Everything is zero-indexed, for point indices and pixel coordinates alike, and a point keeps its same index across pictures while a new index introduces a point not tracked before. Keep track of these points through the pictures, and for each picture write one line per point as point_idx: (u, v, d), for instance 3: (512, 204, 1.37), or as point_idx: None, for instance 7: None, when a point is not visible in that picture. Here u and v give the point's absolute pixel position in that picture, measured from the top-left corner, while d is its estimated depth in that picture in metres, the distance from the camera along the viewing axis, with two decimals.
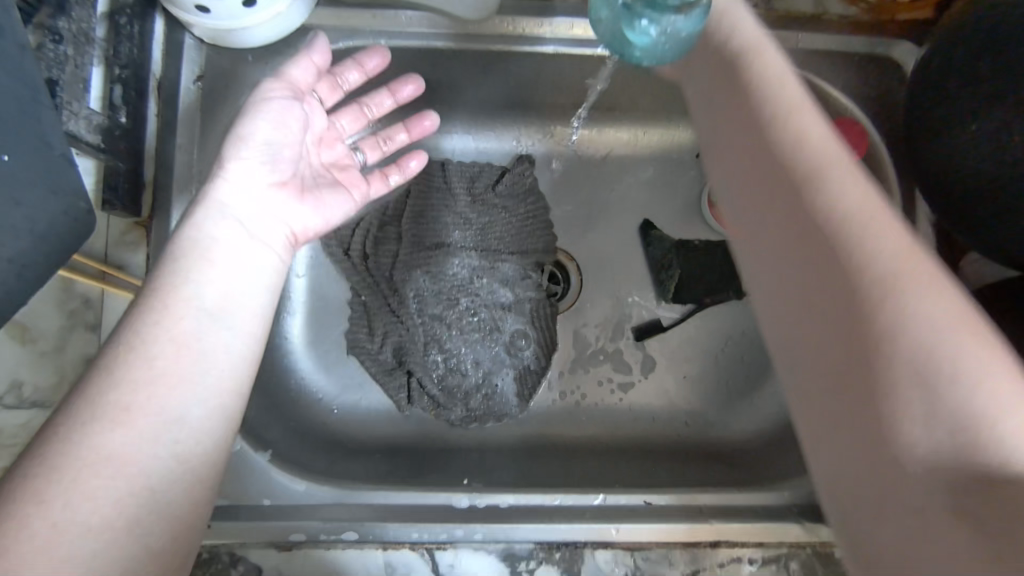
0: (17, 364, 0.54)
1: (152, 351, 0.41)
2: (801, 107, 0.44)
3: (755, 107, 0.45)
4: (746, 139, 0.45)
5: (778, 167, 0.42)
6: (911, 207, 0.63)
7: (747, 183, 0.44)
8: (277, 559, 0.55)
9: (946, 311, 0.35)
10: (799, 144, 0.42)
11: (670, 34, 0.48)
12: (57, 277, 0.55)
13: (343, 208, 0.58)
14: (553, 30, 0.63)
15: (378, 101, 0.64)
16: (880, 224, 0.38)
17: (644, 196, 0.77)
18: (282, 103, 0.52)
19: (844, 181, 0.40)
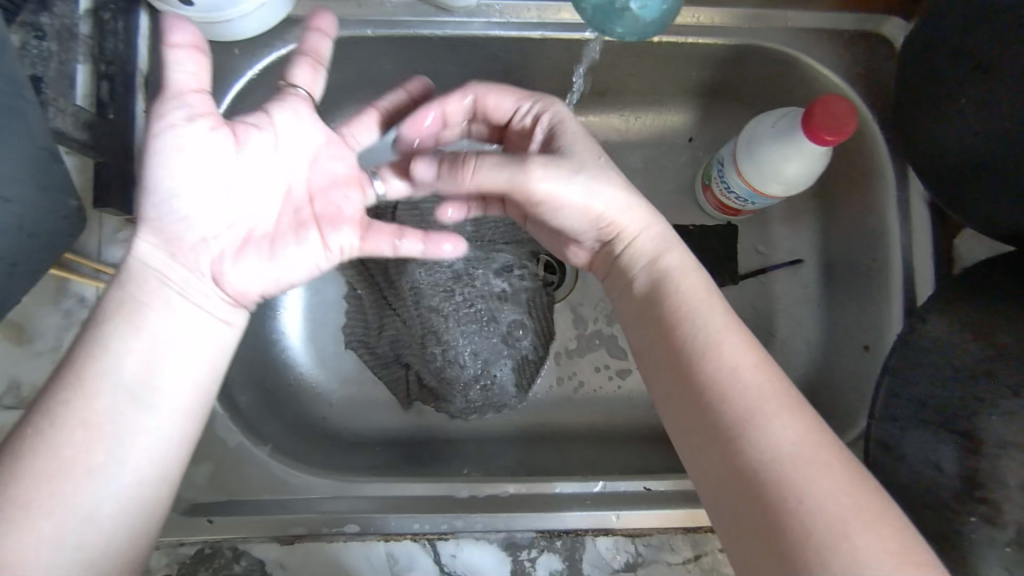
0: (12, 365, 0.54)
1: (58, 439, 0.39)
2: (727, 323, 0.45)
3: (676, 325, 0.46)
4: (670, 356, 0.45)
5: (671, 326, 0.46)
6: (906, 182, 0.63)
7: (649, 340, 0.48)
8: (278, 552, 0.55)
9: (828, 475, 0.38)
10: (730, 371, 0.42)
11: (652, 7, 0.50)
12: (51, 277, 0.56)
13: (308, 262, 0.50)
14: (541, 16, 0.63)
15: (423, 114, 0.59)
16: (771, 388, 0.42)
17: (638, 182, 0.76)
18: (185, 132, 0.42)
19: (781, 412, 0.41)
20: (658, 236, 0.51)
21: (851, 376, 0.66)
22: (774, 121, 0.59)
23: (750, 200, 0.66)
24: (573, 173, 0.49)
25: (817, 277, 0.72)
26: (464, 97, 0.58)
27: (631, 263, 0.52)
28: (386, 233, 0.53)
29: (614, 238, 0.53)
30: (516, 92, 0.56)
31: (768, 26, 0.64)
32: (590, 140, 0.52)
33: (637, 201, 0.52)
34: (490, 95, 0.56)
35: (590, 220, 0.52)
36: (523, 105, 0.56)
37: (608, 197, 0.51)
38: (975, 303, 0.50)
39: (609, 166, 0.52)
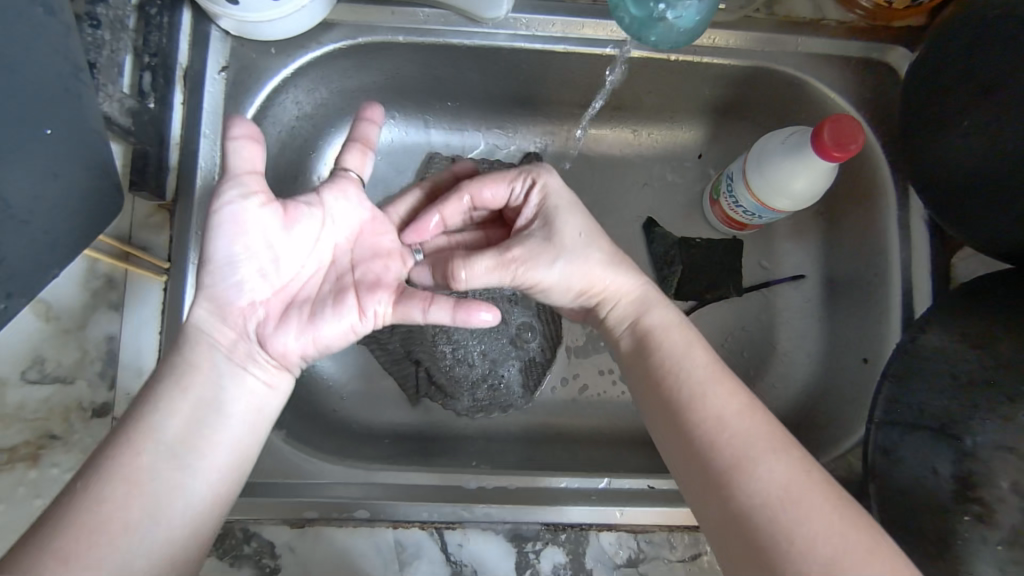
0: (40, 341, 0.55)
1: (101, 494, 0.41)
2: (711, 371, 0.48)
3: (663, 378, 0.49)
4: (663, 406, 0.48)
5: (664, 376, 0.49)
6: (906, 200, 0.66)
7: (648, 389, 0.50)
8: (289, 535, 0.56)
9: (822, 519, 0.40)
10: (716, 420, 0.45)
11: (686, 19, 0.56)
12: (80, 258, 0.57)
13: (347, 325, 0.52)
14: (564, 30, 0.66)
15: (453, 202, 0.60)
16: (761, 432, 0.45)
17: (647, 195, 0.79)
18: (238, 209, 0.46)
19: (768, 455, 0.43)
20: (638, 296, 0.55)
21: (849, 387, 0.68)
22: (783, 138, 0.62)
23: (757, 214, 0.69)
24: (554, 259, 0.55)
25: (819, 291, 0.75)
26: (460, 196, 0.60)
27: (619, 323, 0.56)
28: (416, 300, 0.53)
29: (596, 304, 0.57)
30: (505, 178, 0.59)
31: (781, 49, 0.67)
32: (577, 217, 0.56)
33: (619, 272, 0.56)
34: (484, 188, 0.59)
35: (576, 296, 0.57)
36: (515, 187, 0.59)
37: (593, 269, 0.55)
38: (974, 313, 0.52)
39: (591, 242, 0.56)
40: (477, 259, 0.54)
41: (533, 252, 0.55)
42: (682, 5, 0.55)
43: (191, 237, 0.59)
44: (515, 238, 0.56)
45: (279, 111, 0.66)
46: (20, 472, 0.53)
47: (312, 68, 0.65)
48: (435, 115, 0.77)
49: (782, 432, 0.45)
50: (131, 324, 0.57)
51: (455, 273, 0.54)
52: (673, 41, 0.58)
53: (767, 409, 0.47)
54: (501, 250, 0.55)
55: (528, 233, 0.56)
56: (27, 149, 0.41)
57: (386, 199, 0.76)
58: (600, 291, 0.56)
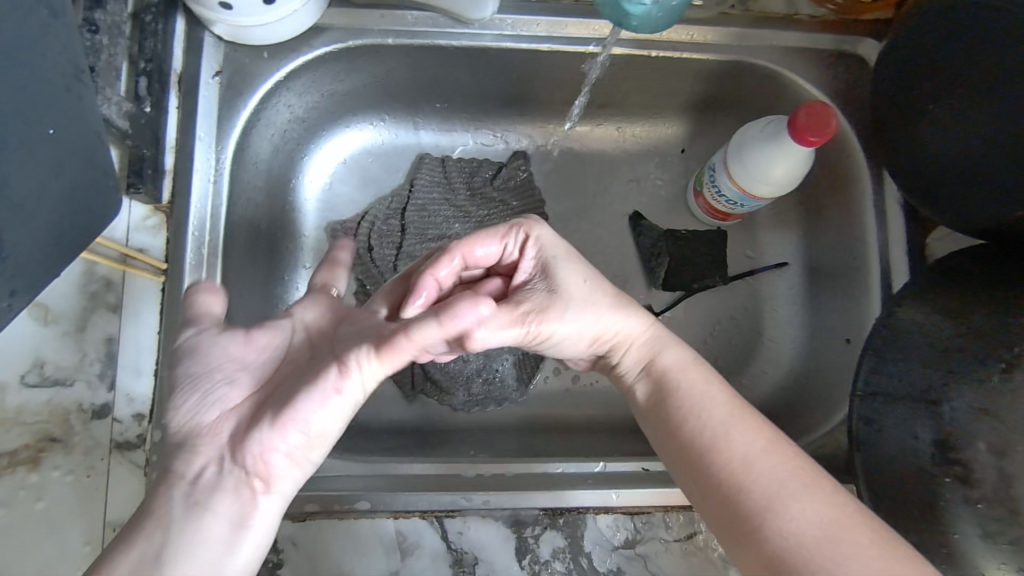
0: (39, 343, 0.56)
1: None
2: (734, 409, 0.49)
3: (682, 425, 0.50)
4: (688, 460, 0.49)
5: (684, 425, 0.50)
6: (880, 182, 0.68)
7: (671, 445, 0.51)
8: (291, 528, 0.56)
9: (863, 565, 0.41)
10: (743, 461, 0.46)
11: (662, 5, 0.58)
12: (78, 261, 0.57)
13: (329, 400, 0.43)
14: (548, 30, 0.68)
15: (446, 266, 0.53)
16: (784, 475, 0.45)
17: (633, 190, 0.81)
18: (196, 344, 0.48)
19: (799, 495, 0.44)
20: (648, 338, 0.55)
21: (835, 368, 0.70)
22: (761, 127, 0.64)
23: (739, 202, 0.71)
24: (563, 313, 0.52)
25: (802, 278, 0.77)
26: (451, 260, 0.53)
27: (634, 369, 0.55)
28: (399, 332, 0.43)
29: (608, 351, 0.56)
30: (497, 234, 0.54)
31: (758, 44, 0.70)
32: (576, 266, 0.55)
33: (629, 316, 0.55)
34: (476, 245, 0.54)
35: (587, 346, 0.56)
36: (508, 243, 0.55)
37: (600, 321, 0.54)
38: (950, 291, 0.54)
39: (594, 289, 0.54)
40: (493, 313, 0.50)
41: (542, 306, 0.52)
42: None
43: (187, 239, 0.61)
44: (518, 294, 0.53)
45: (272, 116, 0.68)
46: (21, 475, 0.53)
47: (304, 72, 0.67)
48: (424, 117, 0.79)
49: (811, 467, 0.46)
50: (130, 325, 0.58)
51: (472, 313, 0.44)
52: (650, 25, 0.60)
53: (790, 443, 0.48)
54: (512, 306, 0.52)
55: (530, 288, 0.54)
56: (33, 148, 0.42)
57: (379, 199, 0.78)
58: (612, 337, 0.55)
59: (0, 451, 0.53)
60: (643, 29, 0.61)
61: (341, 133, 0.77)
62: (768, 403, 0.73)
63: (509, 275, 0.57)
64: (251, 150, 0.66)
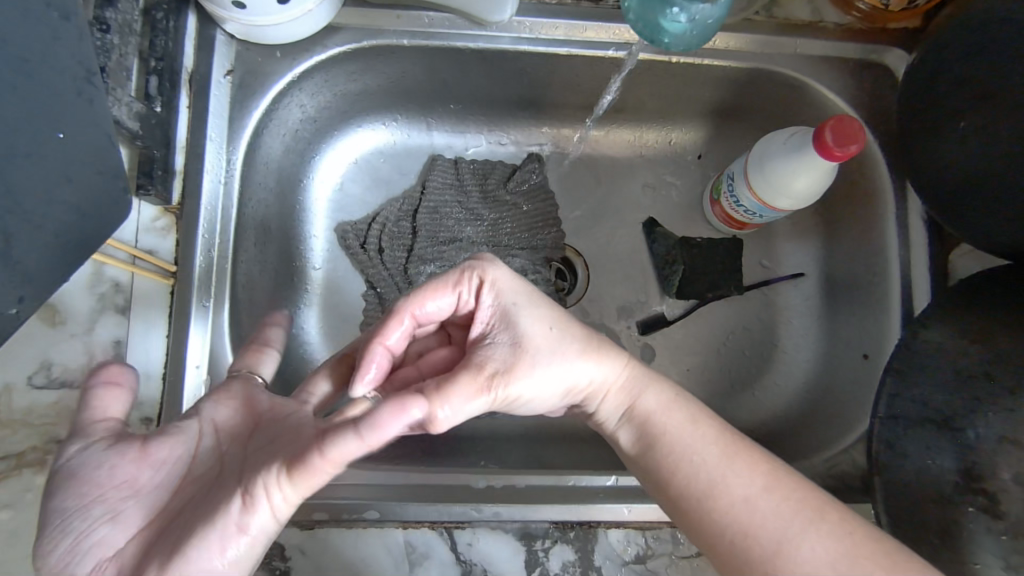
0: (45, 346, 0.55)
1: None
2: (726, 447, 0.49)
3: (676, 470, 0.49)
4: (688, 509, 0.48)
5: (680, 474, 0.49)
6: (904, 199, 0.67)
7: (669, 496, 0.49)
8: (298, 537, 0.56)
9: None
10: (743, 503, 0.46)
11: (699, 22, 0.57)
12: (87, 262, 0.56)
13: (228, 543, 0.39)
14: (567, 33, 0.67)
15: (393, 328, 0.50)
16: (784, 508, 0.45)
17: (648, 196, 0.80)
18: (89, 459, 0.44)
19: (810, 530, 0.44)
20: (626, 381, 0.53)
21: (850, 383, 0.69)
22: (785, 138, 0.63)
23: (758, 213, 0.70)
24: (531, 369, 0.49)
25: (818, 290, 0.76)
26: (401, 321, 0.50)
27: (614, 414, 0.53)
28: (311, 447, 0.39)
29: (584, 401, 0.54)
30: (448, 284, 0.51)
31: (781, 52, 0.68)
32: (540, 312, 0.51)
33: (606, 362, 0.52)
34: (426, 301, 0.51)
35: (561, 399, 0.53)
36: (462, 291, 0.51)
37: (572, 370, 0.51)
38: (971, 312, 0.54)
39: (564, 335, 0.51)
40: (454, 391, 0.45)
41: (506, 364, 0.48)
42: (696, 8, 0.56)
43: (197, 238, 0.60)
44: (479, 351, 0.49)
45: (284, 116, 0.67)
46: (28, 477, 0.53)
47: (317, 72, 0.66)
48: (438, 118, 0.78)
49: (815, 496, 0.46)
50: (139, 327, 0.57)
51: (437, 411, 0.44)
52: (687, 41, 0.59)
53: (789, 473, 0.48)
54: (474, 371, 0.47)
55: (491, 342, 0.50)
56: (42, 151, 0.41)
57: (389, 201, 0.77)
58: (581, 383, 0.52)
59: (7, 454, 0.53)
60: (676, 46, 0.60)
61: (351, 134, 0.75)
62: (780, 417, 0.72)
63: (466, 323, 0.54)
64: (262, 151, 0.65)
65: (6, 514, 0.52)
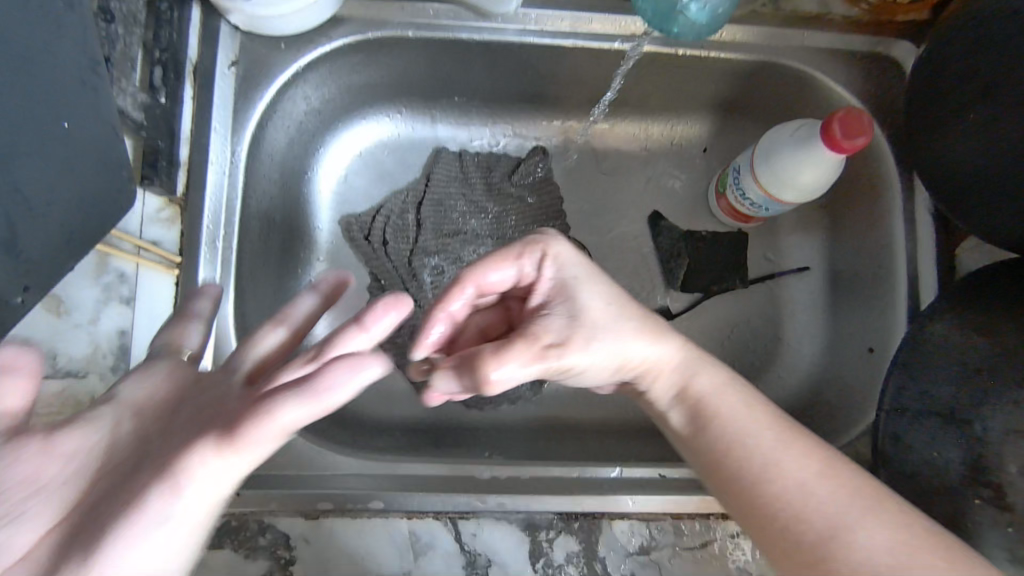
0: (50, 336, 0.54)
1: None
2: (778, 432, 0.48)
3: (729, 452, 0.48)
4: (738, 492, 0.47)
5: (732, 456, 0.48)
6: (911, 191, 0.67)
7: (722, 478, 0.48)
8: (303, 526, 0.56)
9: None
10: (797, 487, 0.45)
11: (709, 11, 0.58)
12: (94, 251, 0.56)
13: (158, 523, 0.38)
14: (572, 25, 0.67)
15: (457, 294, 0.52)
16: (839, 493, 0.44)
17: (652, 189, 0.80)
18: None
19: (868, 519, 0.43)
20: (677, 362, 0.52)
21: (856, 377, 0.69)
22: (792, 131, 0.63)
23: (764, 206, 0.70)
24: (586, 343, 0.49)
25: (823, 284, 0.75)
26: (463, 288, 0.51)
27: (666, 396, 0.53)
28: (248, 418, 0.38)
29: (635, 381, 0.53)
30: (510, 256, 0.51)
31: (787, 44, 0.68)
32: (599, 288, 0.51)
33: (662, 342, 0.52)
34: (490, 271, 0.51)
35: (610, 375, 0.52)
36: (524, 262, 0.52)
37: (625, 348, 0.50)
38: (976, 305, 0.53)
39: (622, 313, 0.51)
40: (509, 355, 0.47)
41: (562, 336, 0.49)
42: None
43: (201, 228, 0.60)
44: (537, 321, 0.50)
45: (288, 107, 0.67)
46: None
47: (321, 64, 0.66)
48: (442, 111, 0.77)
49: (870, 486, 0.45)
50: (144, 319, 0.57)
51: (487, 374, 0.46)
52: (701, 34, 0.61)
53: (845, 464, 0.46)
54: (532, 338, 0.48)
55: (549, 313, 0.50)
56: (47, 140, 0.41)
57: (394, 193, 0.77)
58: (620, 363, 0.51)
59: None
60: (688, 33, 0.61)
61: (356, 126, 0.75)
62: (785, 411, 0.72)
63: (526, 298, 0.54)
64: (266, 143, 0.65)
65: None
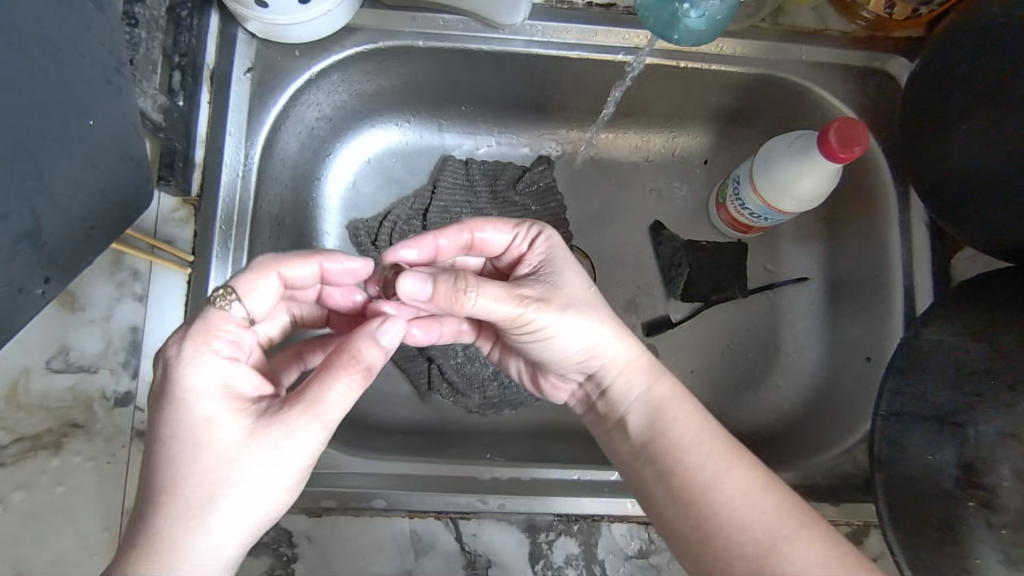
0: (67, 331, 0.57)
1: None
2: (724, 446, 0.50)
3: (679, 460, 0.50)
4: (686, 497, 0.49)
5: (682, 464, 0.50)
6: (906, 201, 0.68)
7: (669, 483, 0.50)
8: (307, 524, 0.56)
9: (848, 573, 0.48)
10: (741, 496, 0.47)
11: (709, 18, 0.59)
12: (108, 250, 0.58)
13: None
14: (578, 37, 0.68)
15: (454, 234, 0.57)
16: (787, 502, 0.48)
17: (654, 199, 0.81)
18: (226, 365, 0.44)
19: (799, 533, 0.46)
20: (643, 361, 0.56)
21: (854, 385, 0.70)
22: (791, 140, 0.64)
23: (763, 216, 0.71)
24: (562, 310, 0.53)
25: (822, 295, 0.77)
26: (461, 232, 0.57)
27: (623, 393, 0.56)
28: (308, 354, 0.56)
29: (596, 372, 0.57)
30: (511, 223, 0.57)
31: (787, 58, 0.70)
32: (580, 275, 0.56)
33: (625, 336, 0.56)
34: (489, 228, 0.57)
35: (577, 360, 0.56)
36: (518, 235, 0.57)
37: (597, 334, 0.54)
38: (972, 311, 0.54)
39: (598, 301, 0.55)
40: (491, 286, 0.50)
41: (544, 296, 0.53)
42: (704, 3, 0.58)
43: (215, 229, 0.61)
44: (521, 282, 0.54)
45: (301, 113, 0.68)
46: (42, 460, 0.54)
47: (334, 70, 0.67)
48: (449, 119, 0.79)
49: (804, 503, 0.48)
50: (154, 316, 0.58)
51: (471, 294, 0.50)
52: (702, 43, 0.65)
53: (778, 479, 0.50)
54: (513, 286, 0.52)
55: (532, 280, 0.55)
56: (70, 135, 0.43)
57: (401, 199, 0.78)
58: (594, 355, 0.55)
59: (23, 436, 0.54)
60: (687, 42, 0.62)
61: (365, 133, 0.77)
62: (785, 419, 0.73)
63: (512, 266, 0.59)
64: (279, 146, 0.67)
65: (22, 494, 0.53)
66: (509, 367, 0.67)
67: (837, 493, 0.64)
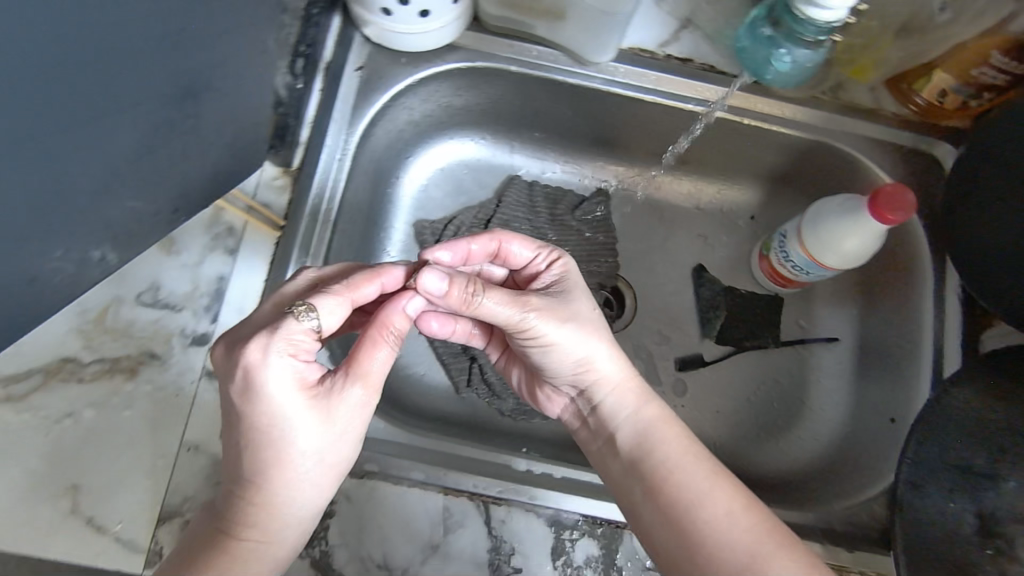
0: (161, 269, 0.62)
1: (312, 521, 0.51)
2: (707, 467, 0.54)
3: (666, 478, 0.53)
4: (670, 513, 0.52)
5: (667, 482, 0.53)
6: (941, 272, 0.72)
7: (654, 499, 0.53)
8: (346, 483, 0.59)
9: None
10: (723, 517, 0.51)
11: (797, 64, 0.71)
12: (211, 205, 0.64)
13: None
14: (655, 82, 0.75)
15: (484, 241, 0.60)
16: (767, 527, 0.51)
17: (700, 243, 0.86)
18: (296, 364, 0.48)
19: (776, 555, 0.49)
20: (633, 383, 0.59)
21: (876, 443, 0.73)
22: (840, 201, 0.69)
23: (805, 270, 0.76)
24: (563, 321, 0.57)
25: (851, 356, 0.80)
26: (490, 240, 0.61)
27: (612, 411, 0.59)
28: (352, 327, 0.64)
29: (588, 387, 0.60)
30: (534, 242, 0.62)
31: (843, 130, 0.76)
32: (586, 296, 0.60)
33: (617, 355, 0.59)
34: (516, 242, 0.61)
35: (571, 372, 0.59)
36: (540, 255, 0.62)
37: (593, 351, 0.58)
38: (999, 376, 0.58)
39: (598, 321, 0.59)
40: (501, 291, 0.55)
41: (550, 307, 0.57)
42: (798, 52, 0.70)
43: (307, 201, 0.67)
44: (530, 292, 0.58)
45: (395, 114, 0.75)
46: (117, 382, 0.59)
47: (432, 80, 0.74)
48: (522, 142, 0.86)
49: (781, 529, 0.51)
50: (240, 269, 0.63)
51: (482, 295, 0.54)
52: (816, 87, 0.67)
53: (758, 502, 0.53)
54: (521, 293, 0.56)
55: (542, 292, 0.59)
56: None
57: (466, 208, 0.84)
58: (589, 371, 0.59)
59: (106, 357, 0.59)
60: (777, 83, 0.75)
61: (443, 143, 0.83)
62: (806, 467, 0.75)
63: (527, 279, 0.64)
64: (371, 139, 0.73)
65: (94, 410, 0.57)
66: (510, 376, 0.70)
67: (853, 541, 0.64)
